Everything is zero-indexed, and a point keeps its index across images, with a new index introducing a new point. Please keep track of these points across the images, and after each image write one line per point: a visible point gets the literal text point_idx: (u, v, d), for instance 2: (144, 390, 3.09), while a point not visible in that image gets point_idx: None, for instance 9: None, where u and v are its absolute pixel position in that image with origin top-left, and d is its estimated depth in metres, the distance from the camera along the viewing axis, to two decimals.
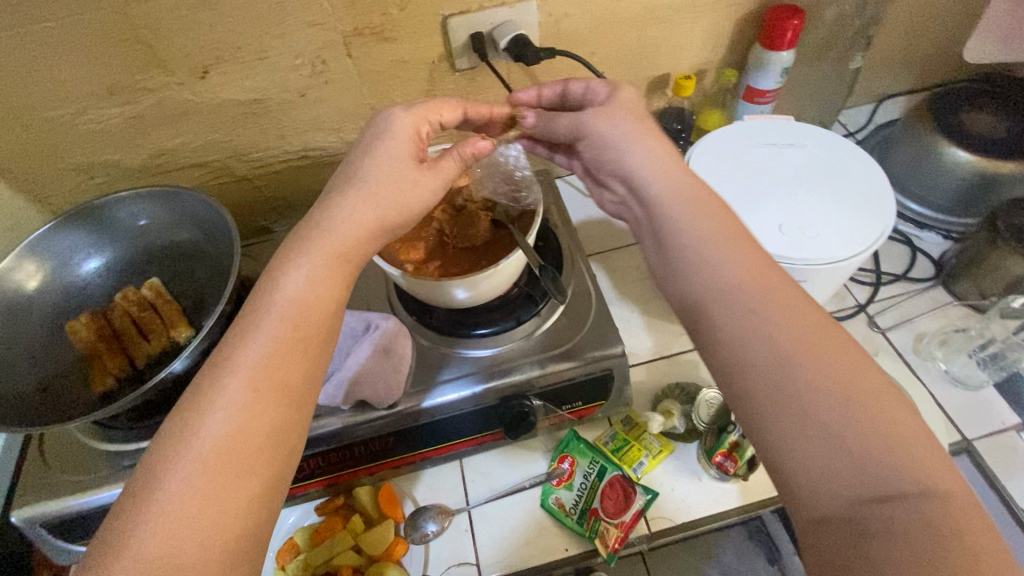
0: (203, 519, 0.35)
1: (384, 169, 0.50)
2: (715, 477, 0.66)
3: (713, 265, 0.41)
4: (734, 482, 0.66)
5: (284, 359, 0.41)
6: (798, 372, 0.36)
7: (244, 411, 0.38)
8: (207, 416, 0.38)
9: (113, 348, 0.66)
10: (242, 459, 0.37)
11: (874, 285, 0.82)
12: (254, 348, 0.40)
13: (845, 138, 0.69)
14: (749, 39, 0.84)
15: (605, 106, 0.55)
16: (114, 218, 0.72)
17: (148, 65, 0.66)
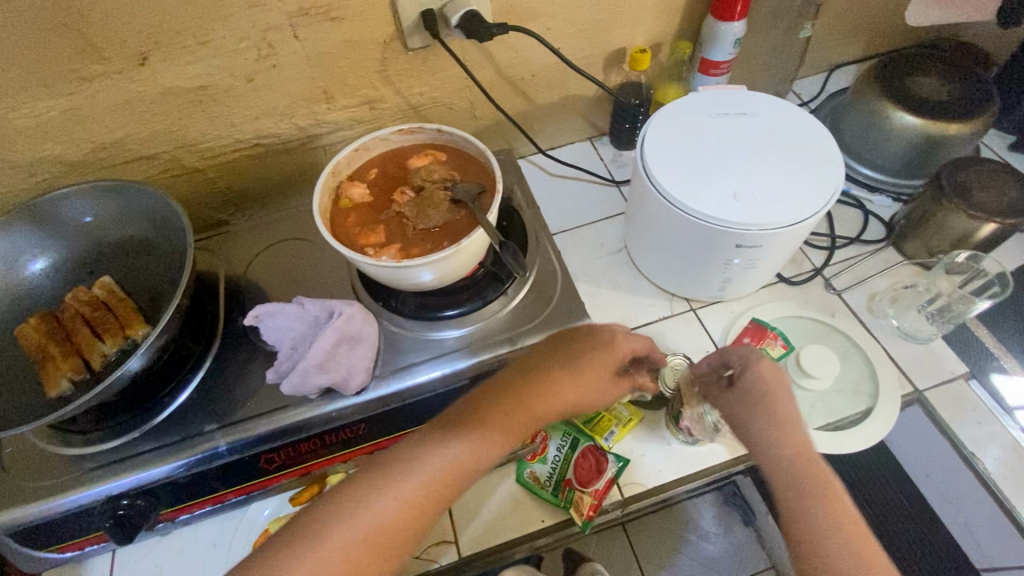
0: None
1: (541, 391, 0.57)
2: (685, 440, 0.68)
3: (774, 423, 0.56)
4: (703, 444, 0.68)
5: (379, 527, 0.49)
6: (811, 516, 0.50)
7: (378, 530, 0.49)
8: (313, 551, 0.47)
9: (65, 350, 0.63)
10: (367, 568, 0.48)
11: (829, 249, 0.84)
12: (354, 497, 0.50)
13: (794, 106, 0.71)
14: (702, 11, 0.84)
15: (748, 371, 0.60)
16: (57, 217, 0.69)
17: (82, 53, 0.63)
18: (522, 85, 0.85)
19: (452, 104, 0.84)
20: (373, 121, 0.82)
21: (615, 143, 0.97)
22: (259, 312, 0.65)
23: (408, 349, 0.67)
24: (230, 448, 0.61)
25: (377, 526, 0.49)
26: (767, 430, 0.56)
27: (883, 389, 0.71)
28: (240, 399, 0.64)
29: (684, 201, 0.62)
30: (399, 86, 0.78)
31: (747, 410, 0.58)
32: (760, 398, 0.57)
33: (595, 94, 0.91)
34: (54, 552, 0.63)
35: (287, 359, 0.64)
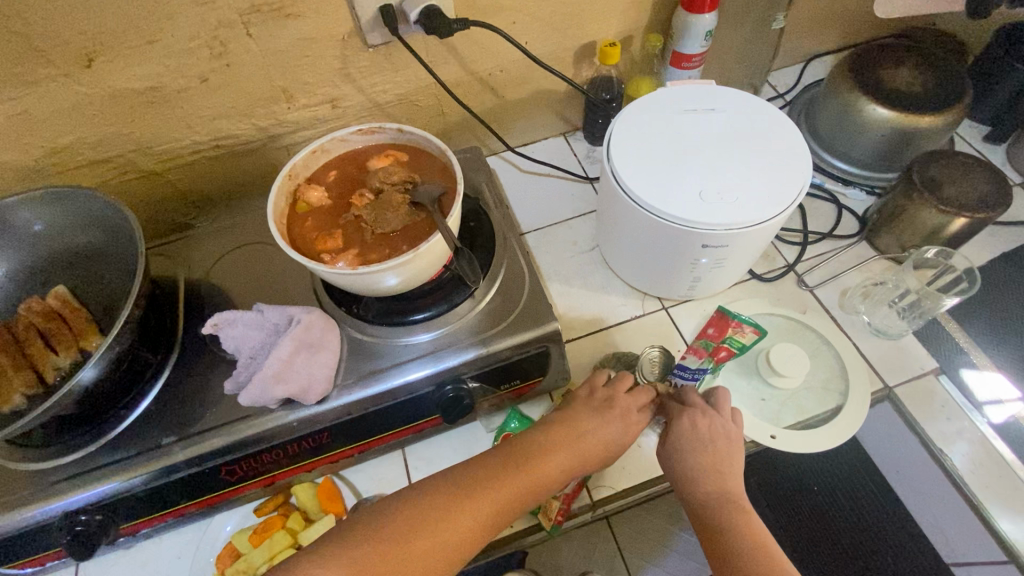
0: None
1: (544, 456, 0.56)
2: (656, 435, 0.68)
3: (704, 467, 0.57)
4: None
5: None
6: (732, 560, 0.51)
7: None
8: None
9: (18, 363, 0.62)
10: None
11: (801, 245, 0.84)
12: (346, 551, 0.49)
13: (764, 101, 0.70)
14: (673, 2, 0.82)
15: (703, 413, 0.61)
16: (3, 225, 0.66)
17: (22, 56, 0.60)
18: (490, 81, 0.83)
19: (418, 101, 0.82)
20: (336, 119, 0.80)
21: (589, 138, 0.95)
22: (217, 321, 0.63)
23: (371, 356, 0.65)
24: (189, 461, 0.60)
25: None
26: (692, 467, 0.58)
27: (854, 387, 0.71)
28: (198, 410, 0.63)
29: (650, 201, 0.61)
30: (362, 84, 0.76)
31: (677, 450, 0.59)
32: (699, 443, 0.58)
33: (567, 88, 0.90)
34: (13, 569, 0.62)
35: (246, 368, 0.62)
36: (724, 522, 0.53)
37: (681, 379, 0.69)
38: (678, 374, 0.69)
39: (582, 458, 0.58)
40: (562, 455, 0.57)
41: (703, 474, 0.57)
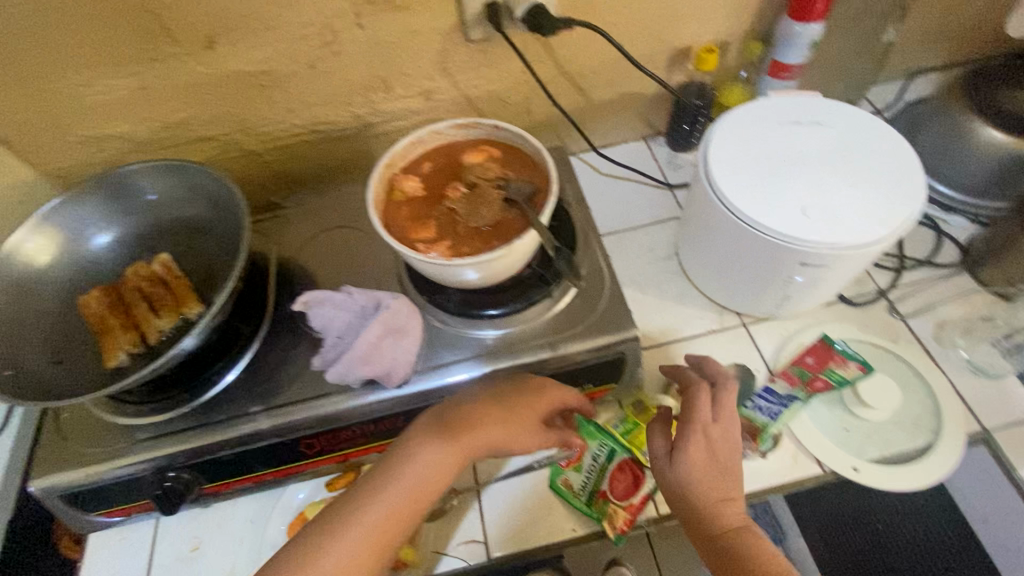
0: None
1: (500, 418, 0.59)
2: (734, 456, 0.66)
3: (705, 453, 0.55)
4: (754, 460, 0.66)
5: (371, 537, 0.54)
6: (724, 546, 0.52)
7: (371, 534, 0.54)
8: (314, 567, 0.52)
9: (125, 324, 0.65)
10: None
11: (896, 270, 0.80)
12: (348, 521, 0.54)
13: (874, 117, 0.66)
14: (778, 9, 0.80)
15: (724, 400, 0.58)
16: (125, 193, 0.72)
17: (153, 35, 0.64)
18: (580, 81, 0.83)
19: (508, 98, 0.82)
20: (427, 111, 0.81)
21: (671, 143, 0.93)
22: (308, 299, 0.66)
23: (450, 346, 0.67)
24: (273, 431, 0.62)
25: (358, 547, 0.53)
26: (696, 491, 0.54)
27: (947, 428, 0.67)
28: (283, 383, 0.65)
29: (750, 214, 0.59)
30: (456, 78, 0.77)
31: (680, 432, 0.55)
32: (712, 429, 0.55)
33: (655, 93, 0.88)
34: (103, 516, 0.66)
35: (333, 346, 0.65)
36: (718, 519, 0.53)
37: (763, 401, 0.68)
38: (760, 396, 0.69)
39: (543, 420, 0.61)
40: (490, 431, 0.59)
41: (713, 506, 0.54)
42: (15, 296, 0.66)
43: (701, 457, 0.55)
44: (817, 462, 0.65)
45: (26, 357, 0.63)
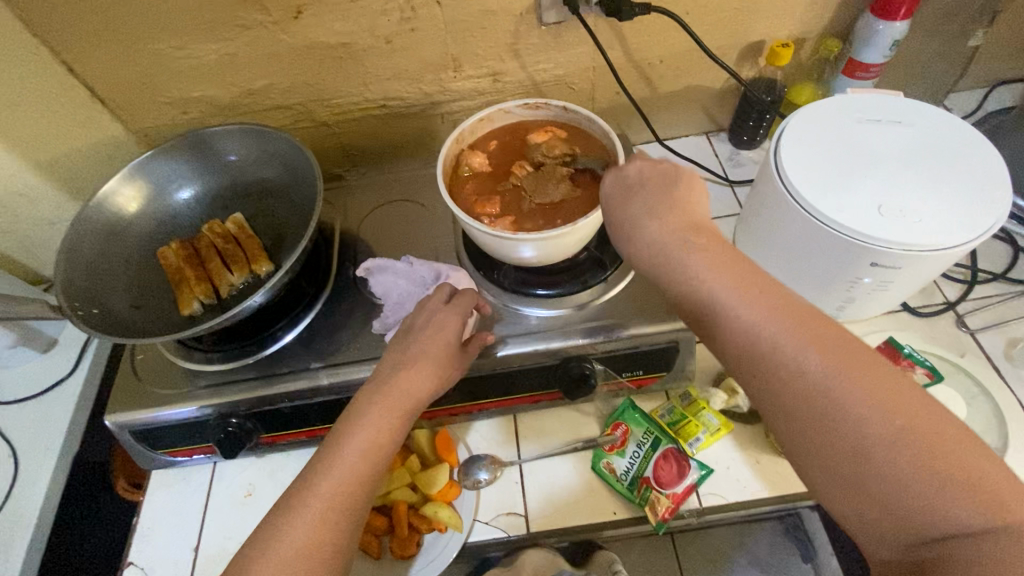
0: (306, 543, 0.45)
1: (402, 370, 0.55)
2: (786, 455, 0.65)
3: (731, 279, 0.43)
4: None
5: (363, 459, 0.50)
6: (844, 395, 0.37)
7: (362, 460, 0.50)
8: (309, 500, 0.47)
9: (199, 275, 0.69)
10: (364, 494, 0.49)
11: (967, 283, 0.77)
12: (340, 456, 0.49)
13: (960, 120, 0.64)
14: (859, 6, 0.78)
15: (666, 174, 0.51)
16: (206, 152, 0.76)
17: (246, 2, 0.67)
18: (648, 71, 0.82)
19: (574, 84, 0.83)
20: (493, 93, 0.82)
21: (734, 141, 0.92)
22: (371, 267, 0.69)
23: (502, 321, 0.67)
24: (331, 388, 0.65)
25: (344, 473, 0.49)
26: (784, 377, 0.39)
27: (1013, 444, 0.64)
28: (342, 345, 0.68)
29: (822, 208, 0.58)
30: (526, 61, 0.78)
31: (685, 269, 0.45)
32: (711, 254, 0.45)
33: (722, 86, 0.87)
34: (167, 455, 0.70)
35: (392, 313, 0.67)
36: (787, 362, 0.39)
37: None
38: None
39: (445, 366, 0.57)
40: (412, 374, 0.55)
41: (770, 351, 0.40)
42: (104, 241, 0.71)
43: (743, 318, 0.41)
44: None
45: (111, 298, 0.67)
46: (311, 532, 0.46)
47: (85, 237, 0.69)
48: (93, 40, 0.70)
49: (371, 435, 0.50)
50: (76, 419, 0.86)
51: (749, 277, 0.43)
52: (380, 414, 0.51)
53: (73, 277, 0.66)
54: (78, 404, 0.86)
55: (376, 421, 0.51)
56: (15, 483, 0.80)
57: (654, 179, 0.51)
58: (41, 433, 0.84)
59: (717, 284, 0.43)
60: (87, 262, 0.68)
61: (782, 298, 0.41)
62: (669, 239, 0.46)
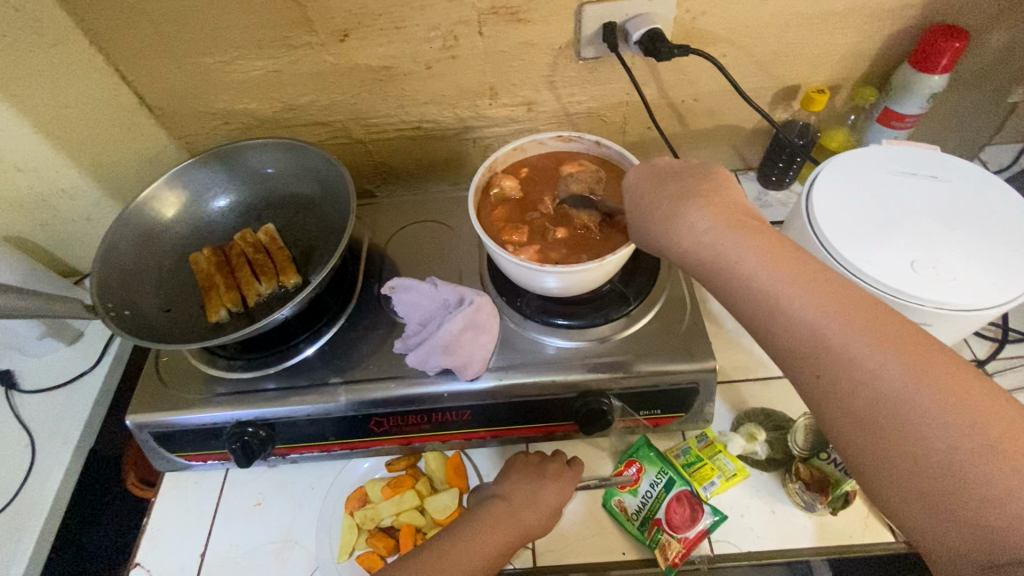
0: None
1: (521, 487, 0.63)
2: (802, 508, 0.64)
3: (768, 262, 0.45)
4: (821, 515, 0.64)
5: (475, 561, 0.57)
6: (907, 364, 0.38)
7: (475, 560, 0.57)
8: None
9: (228, 283, 0.70)
10: None
11: (998, 341, 0.75)
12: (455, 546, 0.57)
13: (998, 179, 0.64)
14: (898, 58, 0.78)
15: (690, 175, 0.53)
16: (245, 163, 0.78)
17: (296, 24, 0.70)
18: (681, 108, 0.83)
19: (607, 117, 0.83)
20: (527, 121, 0.84)
21: (762, 180, 0.92)
22: (396, 285, 0.69)
23: (521, 349, 0.68)
24: (348, 405, 0.65)
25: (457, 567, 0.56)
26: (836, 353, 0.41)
27: None
28: (362, 362, 0.68)
29: (854, 259, 0.57)
30: (561, 93, 0.80)
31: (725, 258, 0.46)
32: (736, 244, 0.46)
33: (754, 127, 0.87)
34: (183, 458, 0.71)
35: (415, 333, 0.68)
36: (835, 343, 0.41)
37: (841, 456, 0.63)
38: (838, 448, 0.64)
39: (562, 499, 0.63)
40: (532, 497, 0.62)
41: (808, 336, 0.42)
42: (141, 243, 0.73)
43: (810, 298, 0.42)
44: (889, 527, 0.63)
45: (142, 300, 0.69)
46: None
47: (123, 239, 0.71)
48: (147, 52, 0.73)
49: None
50: (95, 413, 0.87)
51: (797, 263, 0.45)
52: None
53: (107, 278, 0.68)
54: (98, 398, 0.88)
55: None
56: (29, 474, 0.81)
57: (690, 171, 0.53)
58: (59, 425, 0.85)
59: (778, 269, 0.44)
60: (123, 264, 0.70)
61: (830, 282, 0.43)
62: (714, 230, 0.47)
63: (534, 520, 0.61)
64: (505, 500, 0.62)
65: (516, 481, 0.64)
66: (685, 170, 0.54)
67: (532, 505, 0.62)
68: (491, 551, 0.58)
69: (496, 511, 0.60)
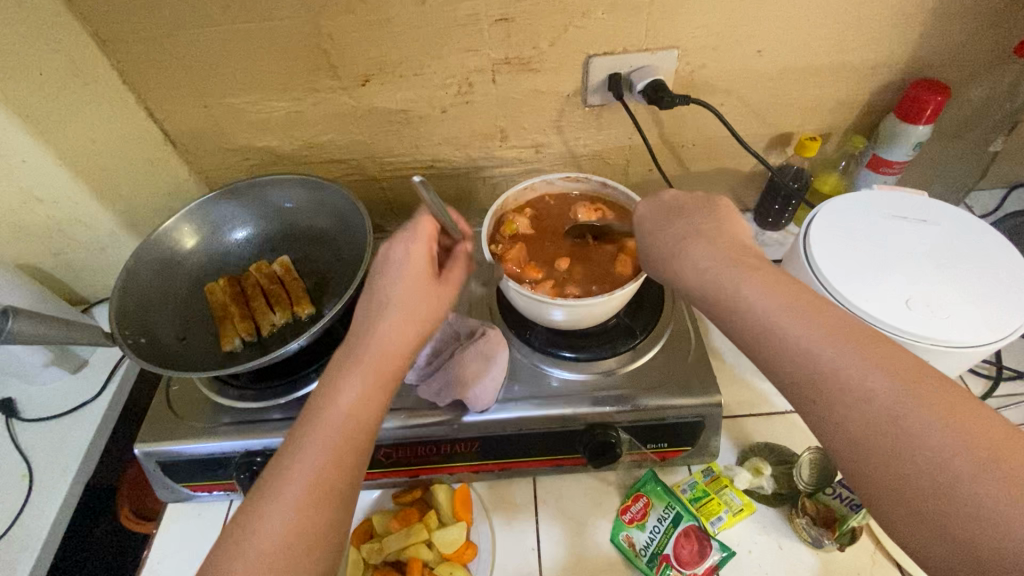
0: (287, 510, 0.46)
1: (392, 321, 0.54)
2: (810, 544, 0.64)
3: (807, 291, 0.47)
4: (828, 551, 0.64)
5: (343, 435, 0.49)
6: (928, 389, 0.39)
7: (343, 432, 0.49)
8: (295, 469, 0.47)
9: (243, 313, 0.72)
10: (343, 469, 0.48)
11: (993, 379, 0.77)
12: (320, 430, 0.49)
13: (984, 223, 0.67)
14: (884, 109, 0.83)
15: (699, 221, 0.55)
16: (265, 198, 0.81)
17: (320, 69, 0.74)
18: (681, 152, 0.87)
19: (611, 159, 0.88)
20: (535, 162, 0.88)
21: (759, 220, 0.96)
22: None
23: (530, 381, 0.69)
24: None
25: (323, 452, 0.48)
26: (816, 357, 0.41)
27: None
28: None
29: (852, 297, 0.60)
30: (568, 136, 0.84)
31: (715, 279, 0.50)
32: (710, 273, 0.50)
33: (750, 171, 0.92)
34: (188, 489, 0.70)
35: (427, 364, 0.69)
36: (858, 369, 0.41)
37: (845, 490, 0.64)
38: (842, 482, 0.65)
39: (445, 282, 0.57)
40: (401, 334, 0.54)
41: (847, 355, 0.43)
42: (159, 272, 0.75)
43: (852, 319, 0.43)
44: (896, 564, 0.63)
45: (158, 328, 0.70)
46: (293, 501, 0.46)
47: (142, 267, 0.73)
48: (176, 92, 0.77)
49: (297, 518, 0.46)
50: (96, 442, 0.86)
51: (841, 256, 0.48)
52: (302, 497, 0.46)
53: (126, 306, 0.69)
54: (100, 426, 0.87)
55: (297, 500, 0.46)
56: (25, 507, 0.80)
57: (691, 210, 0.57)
58: (59, 455, 0.84)
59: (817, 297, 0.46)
60: (141, 292, 0.72)
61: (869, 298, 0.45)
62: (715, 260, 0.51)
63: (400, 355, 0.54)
64: (369, 340, 0.53)
65: (387, 298, 0.55)
66: (690, 204, 0.57)
67: (396, 340, 0.53)
68: (359, 418, 0.50)
69: (353, 369, 0.52)
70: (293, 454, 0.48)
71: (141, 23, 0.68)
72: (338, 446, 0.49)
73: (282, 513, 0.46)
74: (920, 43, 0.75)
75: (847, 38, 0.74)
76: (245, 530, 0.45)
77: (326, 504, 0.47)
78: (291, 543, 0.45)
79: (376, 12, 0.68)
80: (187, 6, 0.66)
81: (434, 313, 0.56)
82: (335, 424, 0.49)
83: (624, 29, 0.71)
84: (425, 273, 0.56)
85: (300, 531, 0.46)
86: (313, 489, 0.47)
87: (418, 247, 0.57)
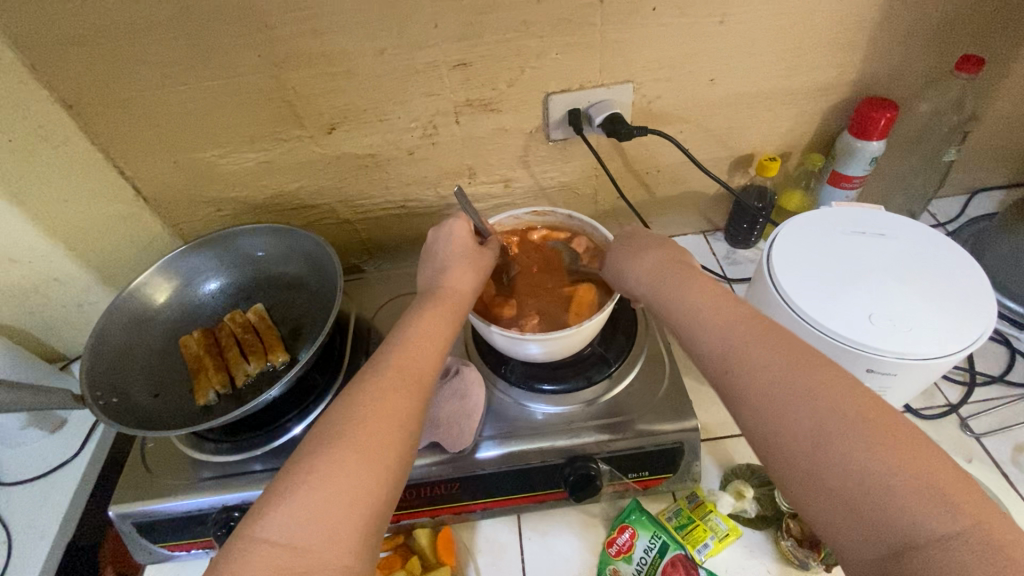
0: (386, 388, 0.48)
1: (462, 254, 0.63)
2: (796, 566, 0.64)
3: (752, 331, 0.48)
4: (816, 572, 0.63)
5: (429, 341, 0.54)
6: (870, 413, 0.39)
7: (430, 336, 0.54)
8: (391, 360, 0.51)
9: (217, 365, 0.72)
10: (430, 368, 0.52)
11: (967, 385, 0.78)
12: (412, 334, 0.54)
13: (940, 233, 0.69)
14: (838, 127, 0.86)
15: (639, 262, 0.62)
16: (238, 248, 0.82)
17: (287, 120, 0.76)
18: (646, 179, 0.89)
19: (579, 189, 0.90)
20: (505, 197, 0.90)
21: (730, 240, 0.98)
22: None
23: (505, 418, 0.69)
24: None
25: (415, 349, 0.53)
26: None
27: None
28: None
29: (816, 314, 0.61)
30: (534, 170, 0.86)
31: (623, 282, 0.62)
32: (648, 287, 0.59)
33: (716, 193, 0.94)
34: (165, 549, 0.69)
35: None
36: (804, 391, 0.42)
37: None
38: None
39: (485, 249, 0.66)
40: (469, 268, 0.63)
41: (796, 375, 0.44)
42: (130, 329, 0.74)
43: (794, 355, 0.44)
44: None
45: (131, 387, 0.69)
46: (393, 380, 0.49)
47: (114, 326, 0.73)
48: (144, 149, 0.78)
49: (396, 396, 0.48)
50: (74, 505, 0.84)
51: None
52: (396, 378, 0.49)
53: (97, 367, 0.68)
54: (77, 488, 0.85)
55: (392, 381, 0.49)
56: None
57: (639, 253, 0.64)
58: (34, 521, 0.82)
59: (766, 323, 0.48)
60: (113, 350, 0.71)
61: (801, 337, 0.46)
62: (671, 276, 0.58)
63: (468, 278, 0.62)
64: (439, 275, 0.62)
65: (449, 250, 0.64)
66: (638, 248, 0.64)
67: (463, 270, 0.62)
68: (438, 329, 0.56)
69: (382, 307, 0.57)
70: (391, 350, 0.52)
71: (106, 84, 0.69)
72: (427, 348, 0.53)
73: (383, 388, 0.48)
74: (866, 63, 0.77)
75: (793, 63, 0.76)
76: (347, 404, 0.47)
77: (417, 389, 0.50)
78: (387, 415, 0.46)
79: (337, 63, 0.70)
80: (150, 66, 0.68)
81: (487, 253, 0.65)
82: (420, 331, 0.55)
83: (579, 66, 0.74)
84: (469, 232, 0.65)
85: (398, 405, 0.47)
86: (405, 376, 0.50)
87: (461, 222, 0.65)
